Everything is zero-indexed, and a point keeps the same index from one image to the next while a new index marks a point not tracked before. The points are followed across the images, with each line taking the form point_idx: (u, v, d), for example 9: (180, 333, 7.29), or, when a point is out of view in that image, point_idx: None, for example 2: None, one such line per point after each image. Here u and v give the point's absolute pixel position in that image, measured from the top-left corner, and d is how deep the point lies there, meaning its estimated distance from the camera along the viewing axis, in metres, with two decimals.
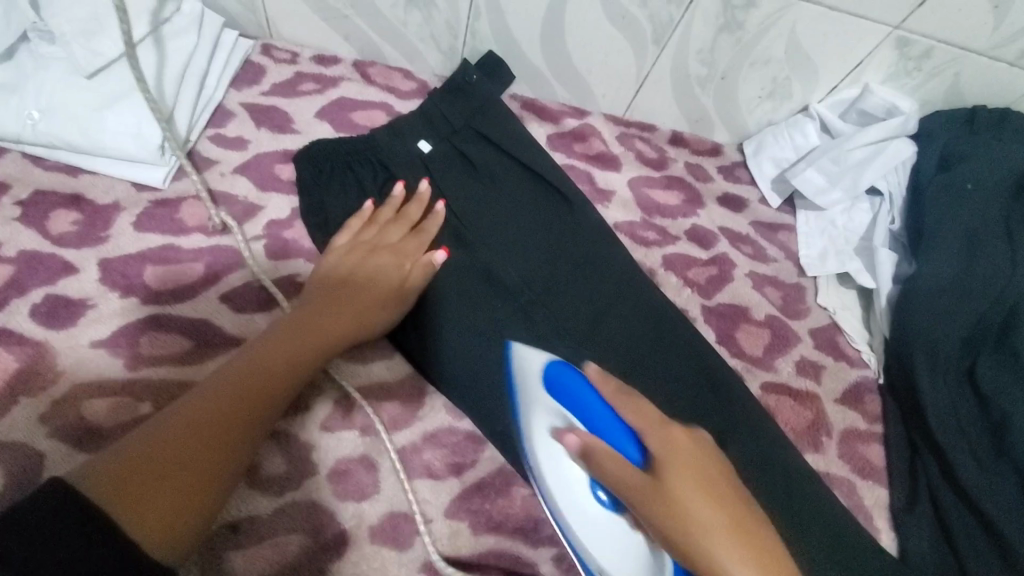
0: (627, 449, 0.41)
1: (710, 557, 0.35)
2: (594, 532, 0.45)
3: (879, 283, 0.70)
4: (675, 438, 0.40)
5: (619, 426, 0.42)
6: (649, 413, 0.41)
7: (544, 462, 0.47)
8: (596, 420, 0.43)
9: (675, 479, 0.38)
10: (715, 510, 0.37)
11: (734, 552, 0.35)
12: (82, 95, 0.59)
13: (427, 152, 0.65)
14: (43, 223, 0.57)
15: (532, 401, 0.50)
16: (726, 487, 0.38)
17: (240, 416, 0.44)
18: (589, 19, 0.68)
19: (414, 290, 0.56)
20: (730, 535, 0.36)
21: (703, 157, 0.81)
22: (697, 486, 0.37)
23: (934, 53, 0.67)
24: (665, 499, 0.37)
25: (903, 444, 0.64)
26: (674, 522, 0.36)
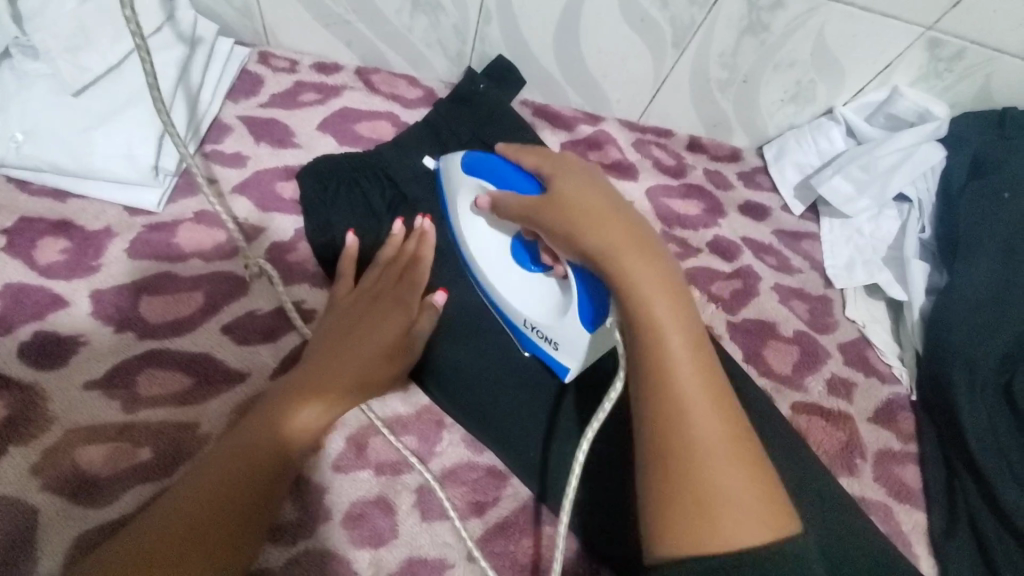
0: (525, 187, 0.47)
1: (596, 242, 0.40)
2: (515, 285, 0.55)
3: (911, 296, 0.66)
4: (568, 165, 0.45)
5: (517, 174, 0.49)
6: (545, 155, 0.47)
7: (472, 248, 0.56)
8: (504, 177, 0.49)
9: (559, 185, 0.43)
10: (604, 216, 0.40)
11: (611, 238, 0.39)
12: (68, 114, 0.55)
13: (433, 167, 0.62)
14: (30, 253, 0.53)
15: (456, 190, 0.56)
16: (610, 198, 0.42)
17: (247, 483, 0.41)
18: (606, 23, 0.64)
19: (418, 336, 0.52)
20: (615, 228, 0.40)
21: (722, 163, 0.77)
22: (584, 194, 0.42)
23: (966, 54, 0.64)
24: (558, 203, 0.42)
25: (940, 465, 0.60)
26: (564, 218, 0.41)
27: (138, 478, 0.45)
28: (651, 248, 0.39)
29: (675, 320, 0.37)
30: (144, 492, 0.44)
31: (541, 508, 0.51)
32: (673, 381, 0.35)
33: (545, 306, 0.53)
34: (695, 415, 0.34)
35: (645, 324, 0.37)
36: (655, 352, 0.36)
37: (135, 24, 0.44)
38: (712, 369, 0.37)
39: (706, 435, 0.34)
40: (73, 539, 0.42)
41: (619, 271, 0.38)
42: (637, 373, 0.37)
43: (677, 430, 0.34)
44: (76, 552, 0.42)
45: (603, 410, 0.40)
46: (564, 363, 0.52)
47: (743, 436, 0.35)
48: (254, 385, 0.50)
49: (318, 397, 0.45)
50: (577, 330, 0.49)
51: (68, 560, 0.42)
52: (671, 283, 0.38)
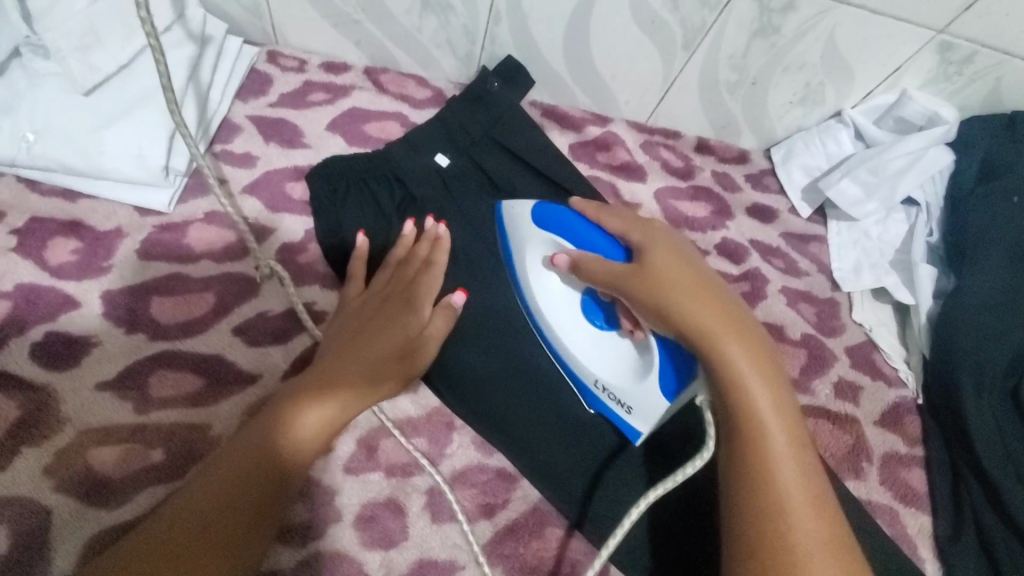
0: (611, 253, 0.50)
1: (693, 319, 0.43)
2: (586, 347, 0.55)
3: (919, 300, 0.66)
4: (653, 231, 0.49)
5: (603, 241, 0.51)
6: (633, 223, 0.50)
7: (538, 299, 0.57)
8: (584, 238, 0.51)
9: (651, 256, 0.47)
10: (693, 288, 0.45)
11: (701, 307, 0.44)
12: (79, 114, 0.55)
13: (445, 165, 0.63)
14: (41, 253, 0.53)
15: (525, 241, 0.56)
16: (702, 276, 0.46)
17: (253, 487, 0.41)
18: (616, 24, 0.64)
19: (430, 340, 0.52)
20: (705, 305, 0.44)
21: (730, 165, 0.77)
22: (676, 267, 0.46)
23: (977, 58, 0.64)
24: (647, 273, 0.46)
25: (946, 468, 0.60)
26: (653, 289, 0.45)
27: (150, 480, 0.45)
28: (751, 333, 0.44)
29: (772, 406, 0.41)
30: (157, 493, 0.45)
31: (552, 510, 0.52)
32: (770, 469, 0.39)
33: (619, 369, 0.54)
34: (791, 502, 0.38)
35: (746, 410, 0.41)
36: (753, 439, 0.40)
37: (150, 22, 0.44)
38: (807, 458, 0.40)
39: (799, 521, 0.37)
40: (86, 539, 0.42)
41: (718, 353, 0.42)
42: (733, 455, 0.40)
43: (772, 513, 0.37)
44: (90, 552, 0.42)
45: (680, 475, 0.43)
46: (635, 426, 0.52)
47: (837, 526, 0.37)
48: (264, 386, 0.50)
49: (326, 399, 0.45)
50: (657, 400, 0.50)
51: (82, 560, 0.42)
52: (771, 369, 0.43)
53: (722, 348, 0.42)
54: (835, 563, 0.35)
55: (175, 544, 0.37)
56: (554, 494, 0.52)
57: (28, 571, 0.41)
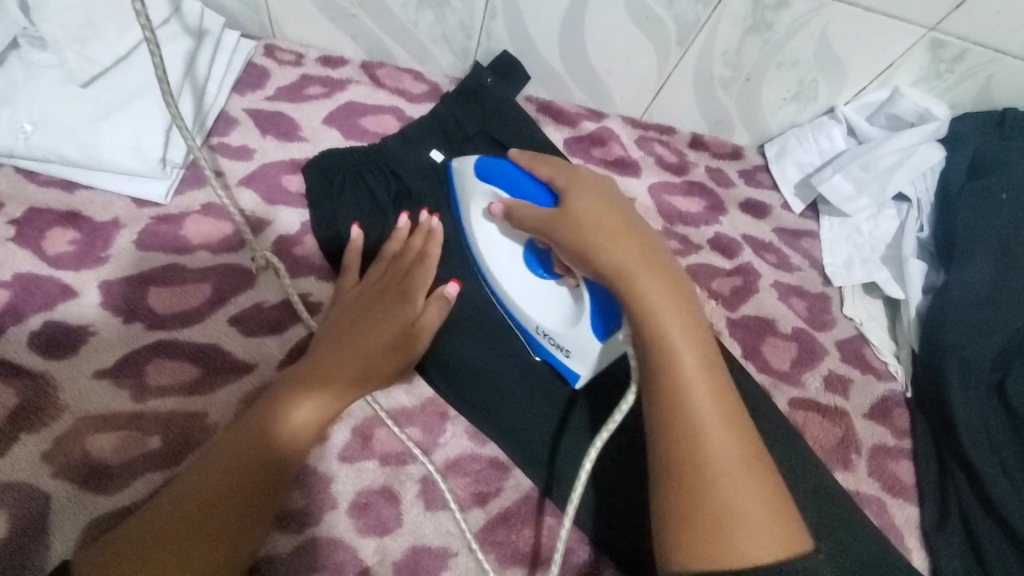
0: (540, 200, 0.51)
1: (610, 260, 0.43)
2: (528, 292, 0.56)
3: (908, 294, 0.67)
4: (577, 176, 0.50)
5: (533, 186, 0.51)
6: (561, 170, 0.51)
7: (482, 249, 0.58)
8: (518, 186, 0.52)
9: (572, 200, 0.47)
10: (610, 226, 0.45)
11: (618, 244, 0.44)
12: (76, 106, 0.55)
13: (439, 160, 0.64)
14: (39, 244, 0.53)
15: (470, 193, 0.57)
16: (620, 217, 0.46)
17: (248, 477, 0.41)
18: (611, 20, 0.65)
19: (424, 330, 0.52)
20: (623, 243, 0.44)
21: (723, 161, 0.78)
22: (594, 208, 0.46)
23: (968, 55, 0.64)
24: (571, 219, 0.46)
25: (933, 461, 0.61)
26: (576, 230, 0.46)
27: (147, 467, 0.46)
28: (665, 272, 0.43)
29: (690, 346, 0.40)
30: (154, 479, 0.45)
31: (544, 499, 0.52)
32: (683, 394, 0.39)
33: (556, 314, 0.54)
34: (708, 435, 0.38)
35: (663, 354, 0.40)
36: (672, 379, 0.39)
37: (145, 17, 0.45)
38: (724, 390, 0.40)
39: (717, 454, 0.37)
40: (85, 524, 0.43)
41: (630, 289, 0.42)
42: (653, 399, 0.39)
43: (689, 446, 0.37)
44: (88, 537, 0.43)
45: (614, 421, 0.42)
46: (575, 369, 0.54)
47: (752, 450, 0.38)
48: (261, 376, 0.51)
49: (322, 390, 0.46)
50: (589, 339, 0.51)
51: (81, 544, 0.42)
52: (686, 307, 0.42)
53: (639, 284, 0.42)
54: (739, 484, 0.36)
55: (180, 521, 0.38)
56: (546, 483, 0.52)
57: (28, 555, 0.42)
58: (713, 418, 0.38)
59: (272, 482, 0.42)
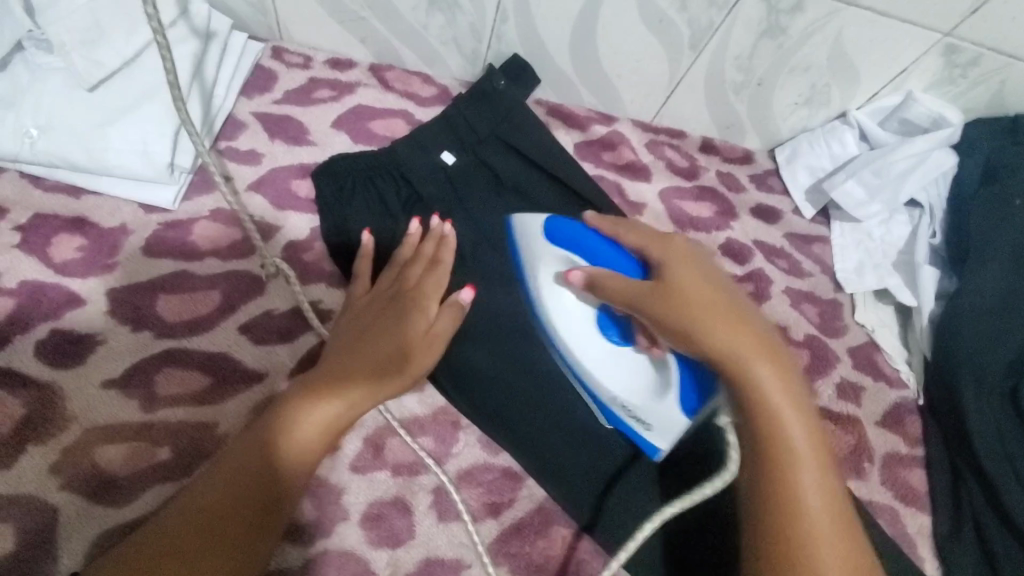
0: (628, 270, 0.47)
1: (726, 351, 0.40)
2: (602, 361, 0.52)
3: (921, 301, 0.67)
4: (672, 246, 0.45)
5: (619, 255, 0.48)
6: (651, 237, 0.46)
7: (553, 317, 0.53)
8: (601, 255, 0.48)
9: (671, 275, 0.43)
10: (717, 308, 0.42)
11: (727, 331, 0.41)
12: (83, 110, 0.54)
13: (450, 163, 0.63)
14: (45, 250, 0.52)
15: (536, 256, 0.53)
16: (727, 295, 0.43)
17: (249, 495, 0.40)
18: (623, 24, 0.64)
19: (436, 338, 0.52)
20: (733, 328, 0.41)
21: (734, 165, 0.78)
22: (697, 286, 0.43)
23: (982, 61, 0.64)
24: (670, 294, 0.43)
25: (945, 469, 0.61)
26: (678, 310, 0.42)
27: (156, 478, 0.45)
28: (785, 365, 0.41)
29: (805, 435, 0.40)
30: (163, 492, 0.45)
31: (557, 509, 0.52)
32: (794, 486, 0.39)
33: (638, 386, 0.50)
34: (821, 545, 0.37)
35: (777, 451, 0.39)
36: (782, 479, 0.39)
37: (157, 18, 0.44)
38: (837, 495, 0.39)
39: (832, 572, 0.37)
40: (93, 537, 0.42)
41: (748, 383, 0.40)
42: (764, 499, 0.39)
43: (801, 541, 0.37)
44: (96, 550, 0.42)
45: (697, 495, 0.42)
46: (654, 443, 0.50)
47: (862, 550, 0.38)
48: (271, 385, 0.50)
49: (333, 397, 0.45)
50: (677, 413, 0.47)
51: (90, 558, 0.42)
52: (806, 406, 0.41)
53: (750, 372, 0.40)
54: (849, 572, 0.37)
55: (188, 531, 0.38)
56: (558, 493, 0.52)
57: (36, 569, 0.41)
58: (827, 529, 0.38)
59: (280, 491, 0.41)
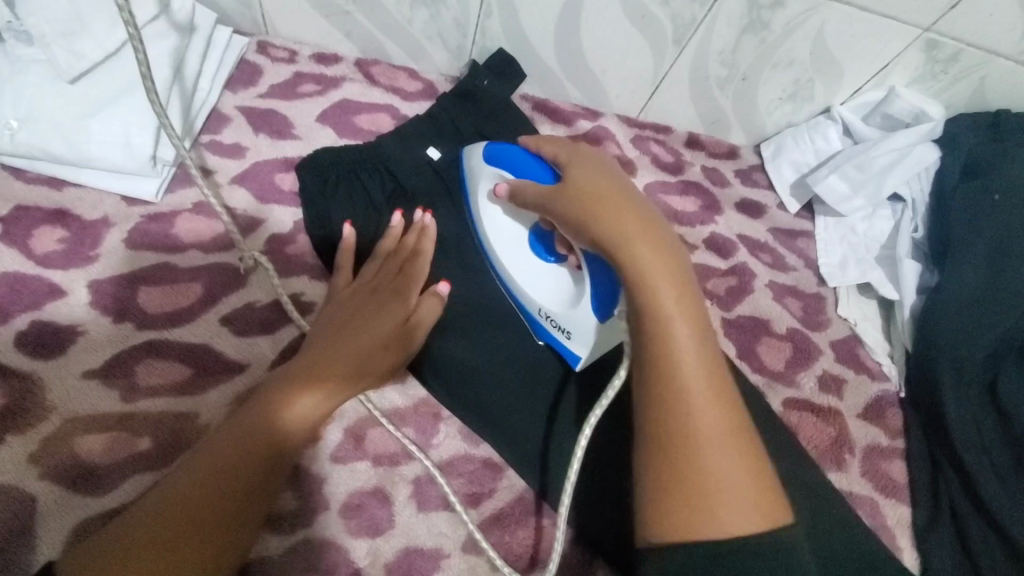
0: (541, 176, 0.50)
1: (609, 234, 0.42)
2: (531, 274, 0.57)
3: (903, 294, 0.67)
4: (581, 153, 0.49)
5: (535, 164, 0.51)
6: (566, 146, 0.50)
7: (489, 232, 0.58)
8: (522, 166, 0.52)
9: (574, 172, 0.47)
10: (613, 199, 0.44)
11: (616, 215, 0.42)
12: (64, 102, 0.54)
13: (436, 158, 0.64)
14: (26, 242, 0.53)
15: (478, 176, 0.58)
16: (620, 186, 0.45)
17: (250, 468, 0.42)
18: (607, 19, 0.65)
19: (416, 327, 0.52)
20: (624, 213, 0.43)
21: (719, 160, 0.78)
22: (597, 180, 0.45)
23: (962, 56, 0.64)
24: (571, 191, 0.46)
25: (926, 461, 0.61)
26: (576, 199, 0.45)
27: (138, 467, 0.45)
28: (668, 248, 0.41)
29: (687, 320, 0.39)
30: (143, 480, 0.45)
31: (537, 499, 0.52)
32: (674, 360, 0.38)
33: (560, 296, 0.54)
34: (698, 410, 0.36)
35: (656, 332, 0.38)
36: (662, 353, 0.38)
37: (129, 13, 0.44)
38: (717, 367, 0.39)
39: (705, 431, 0.36)
40: (71, 526, 0.43)
41: (628, 261, 0.41)
42: (641, 360, 0.39)
43: (679, 425, 0.36)
44: (75, 537, 0.42)
45: (607, 400, 0.43)
46: (576, 351, 0.53)
47: (738, 431, 0.37)
48: (253, 375, 0.51)
49: (318, 386, 0.46)
50: (586, 317, 0.51)
51: (66, 546, 0.42)
52: (688, 289, 0.40)
53: (632, 250, 0.41)
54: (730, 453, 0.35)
55: (176, 509, 0.39)
56: (541, 484, 0.51)
57: (14, 558, 0.41)
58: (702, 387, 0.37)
59: (267, 476, 0.42)
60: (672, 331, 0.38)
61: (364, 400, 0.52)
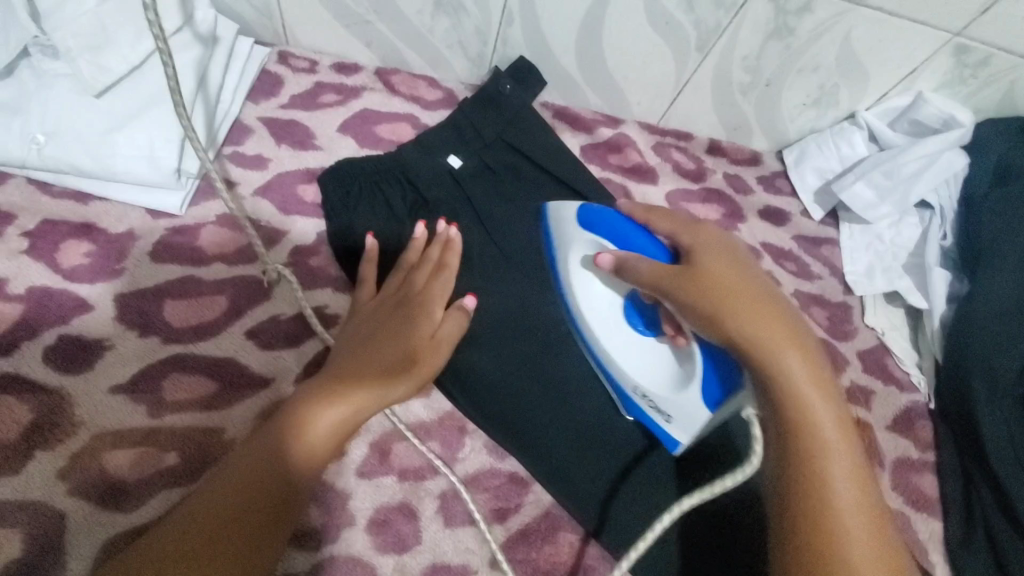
0: (654, 252, 0.48)
1: (754, 339, 0.42)
2: (623, 346, 0.54)
3: (932, 304, 0.66)
4: (704, 233, 0.47)
5: (644, 239, 0.49)
6: (684, 222, 0.48)
7: (582, 300, 0.55)
8: (627, 239, 0.49)
9: (702, 258, 0.45)
10: (751, 301, 0.43)
11: (754, 320, 0.42)
12: (90, 116, 0.54)
13: (457, 166, 0.63)
14: (53, 256, 0.53)
15: (567, 240, 0.55)
16: (751, 276, 0.45)
17: (274, 484, 0.41)
18: (629, 26, 0.64)
19: (443, 341, 0.52)
20: (765, 318, 0.42)
21: (741, 167, 0.77)
22: (729, 274, 0.44)
23: (992, 62, 0.63)
24: (703, 280, 0.44)
25: (958, 475, 0.60)
26: (709, 291, 0.43)
27: (166, 483, 0.45)
28: (805, 346, 0.42)
29: (833, 428, 0.41)
30: (170, 496, 0.45)
31: (565, 515, 0.52)
32: (820, 468, 0.40)
33: (659, 374, 0.52)
34: (849, 526, 0.38)
35: (802, 427, 0.40)
36: (813, 463, 0.40)
37: (158, 25, 0.43)
38: (861, 476, 0.40)
39: (858, 545, 0.37)
40: (102, 544, 0.42)
41: (777, 371, 0.41)
42: (789, 469, 0.40)
43: (833, 536, 0.38)
44: (106, 555, 0.42)
45: (721, 487, 0.41)
46: (675, 435, 0.51)
47: (888, 541, 0.38)
48: (278, 389, 0.51)
49: (344, 399, 0.45)
50: (696, 406, 0.48)
51: (97, 564, 0.42)
52: (832, 400, 0.41)
53: (779, 360, 0.41)
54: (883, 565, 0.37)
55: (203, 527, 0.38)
56: (568, 498, 0.52)
57: None
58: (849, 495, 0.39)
59: (289, 493, 0.41)
60: (824, 443, 0.40)
61: (389, 413, 0.52)
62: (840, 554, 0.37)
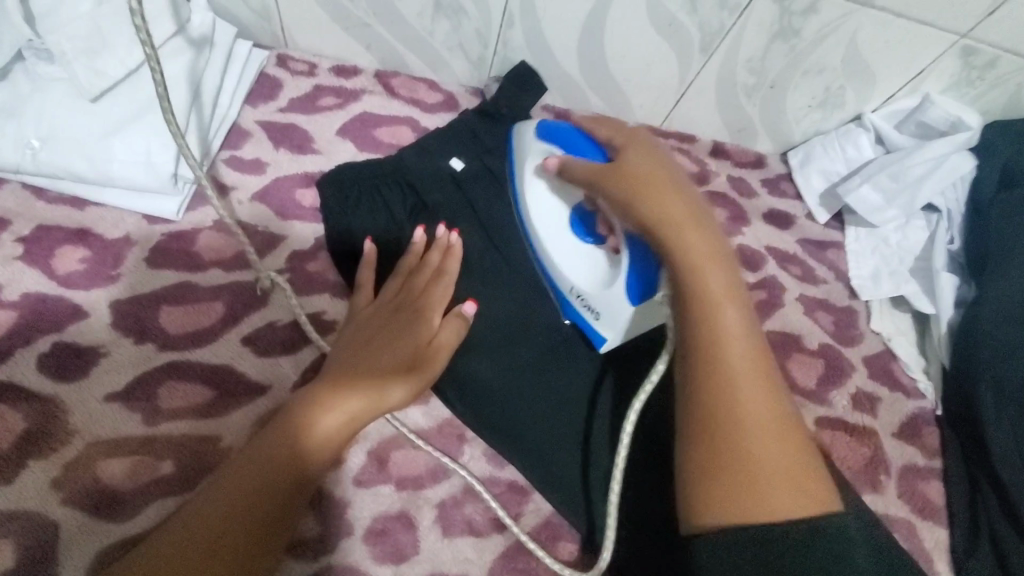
0: (592, 155, 0.53)
1: (654, 214, 0.45)
2: (565, 251, 0.58)
3: (939, 309, 0.65)
4: (635, 135, 0.52)
5: (586, 144, 0.54)
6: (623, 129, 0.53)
7: (531, 203, 0.59)
8: (572, 143, 0.54)
9: (627, 155, 0.50)
10: (661, 187, 0.46)
11: (658, 202, 0.45)
12: (86, 120, 0.54)
13: (459, 170, 0.62)
14: (48, 262, 0.52)
15: (524, 150, 0.59)
16: (671, 176, 0.48)
17: (274, 486, 0.41)
18: (631, 28, 0.63)
19: (441, 347, 0.51)
20: (669, 198, 0.46)
21: (745, 170, 0.76)
22: (647, 165, 0.48)
23: (1000, 63, 0.62)
24: (620, 169, 0.48)
25: (964, 481, 0.59)
26: (625, 180, 0.47)
27: (161, 492, 0.44)
28: (716, 250, 0.44)
29: (733, 311, 0.42)
30: (165, 505, 0.44)
31: (564, 525, 0.51)
32: (721, 350, 0.40)
33: (594, 277, 0.55)
34: (741, 401, 0.39)
35: (703, 308, 0.42)
36: (709, 346, 0.41)
37: (146, 32, 0.43)
38: (761, 356, 0.41)
39: (748, 418, 0.38)
40: (95, 553, 0.42)
41: (674, 244, 0.44)
42: (687, 348, 0.41)
43: (725, 411, 0.39)
44: (100, 565, 0.42)
45: (647, 387, 0.44)
46: (601, 333, 0.54)
47: (785, 421, 0.39)
48: (275, 396, 0.50)
49: (347, 396, 0.45)
50: (622, 304, 0.52)
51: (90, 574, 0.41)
52: (734, 282, 0.43)
53: (674, 234, 0.44)
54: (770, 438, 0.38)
55: (202, 530, 0.38)
56: (568, 507, 0.51)
57: None
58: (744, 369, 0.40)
59: (287, 494, 0.41)
60: (721, 319, 0.41)
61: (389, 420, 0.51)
62: (732, 428, 0.38)
